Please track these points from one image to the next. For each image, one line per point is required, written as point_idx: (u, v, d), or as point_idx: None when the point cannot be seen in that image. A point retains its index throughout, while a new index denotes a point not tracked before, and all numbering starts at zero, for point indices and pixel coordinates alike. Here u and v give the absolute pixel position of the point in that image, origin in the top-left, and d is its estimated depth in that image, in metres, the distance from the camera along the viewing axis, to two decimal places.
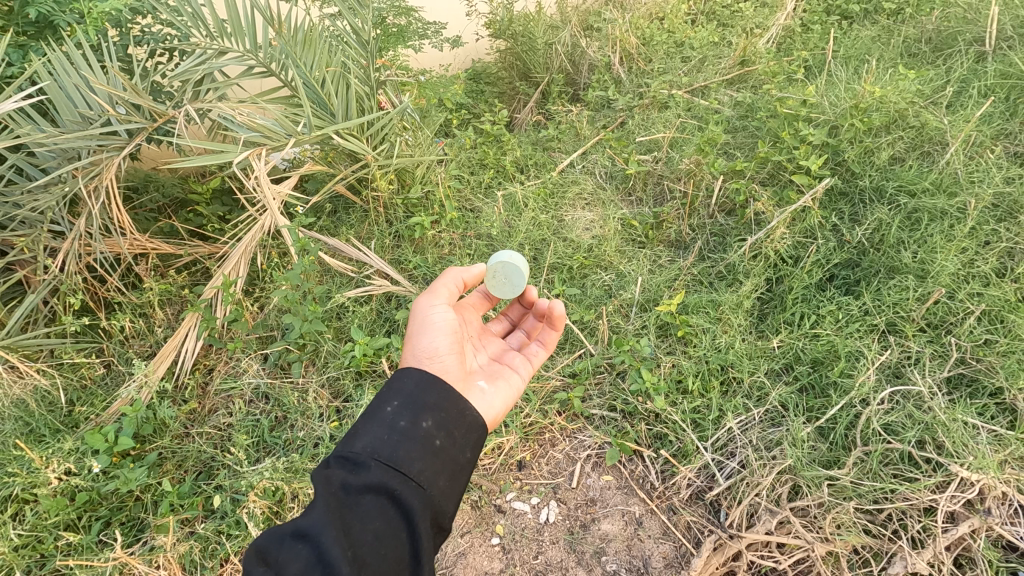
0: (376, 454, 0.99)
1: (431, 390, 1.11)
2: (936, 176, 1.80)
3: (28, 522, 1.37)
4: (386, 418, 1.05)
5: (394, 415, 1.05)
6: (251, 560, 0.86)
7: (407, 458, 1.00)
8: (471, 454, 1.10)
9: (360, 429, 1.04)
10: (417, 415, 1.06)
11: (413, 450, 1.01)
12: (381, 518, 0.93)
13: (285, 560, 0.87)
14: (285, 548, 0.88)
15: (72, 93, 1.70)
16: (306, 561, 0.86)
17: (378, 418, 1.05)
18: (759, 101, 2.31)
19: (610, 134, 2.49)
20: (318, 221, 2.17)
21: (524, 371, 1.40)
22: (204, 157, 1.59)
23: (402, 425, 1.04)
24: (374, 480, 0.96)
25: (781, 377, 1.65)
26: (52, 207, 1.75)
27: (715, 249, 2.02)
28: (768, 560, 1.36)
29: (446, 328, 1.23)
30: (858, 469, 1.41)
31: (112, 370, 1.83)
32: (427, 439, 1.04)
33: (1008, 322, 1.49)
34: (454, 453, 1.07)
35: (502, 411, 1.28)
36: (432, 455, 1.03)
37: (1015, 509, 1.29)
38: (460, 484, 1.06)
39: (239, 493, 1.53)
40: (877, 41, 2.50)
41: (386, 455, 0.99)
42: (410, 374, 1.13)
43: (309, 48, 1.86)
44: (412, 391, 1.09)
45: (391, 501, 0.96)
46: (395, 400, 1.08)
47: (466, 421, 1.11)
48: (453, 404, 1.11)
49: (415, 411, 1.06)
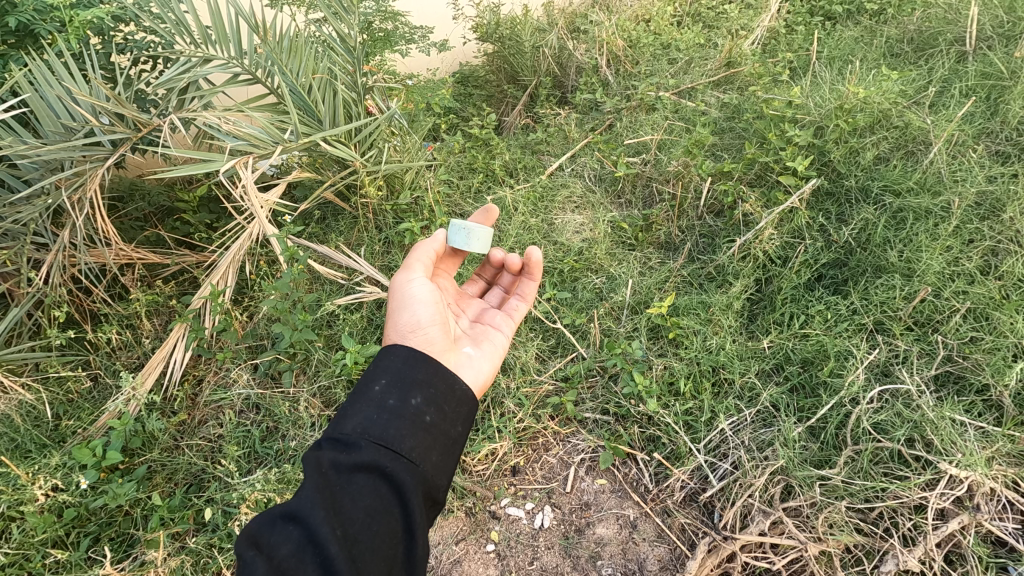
0: (366, 433, 0.97)
1: (420, 366, 1.09)
2: (919, 176, 1.82)
3: (13, 540, 1.33)
4: (375, 397, 1.02)
5: (382, 394, 1.03)
6: (242, 545, 0.85)
7: (398, 436, 0.98)
8: (463, 428, 1.08)
9: (349, 409, 1.02)
10: (406, 393, 1.04)
11: (404, 428, 0.99)
12: (371, 494, 0.92)
13: (277, 542, 0.85)
14: (276, 530, 0.86)
15: (55, 104, 1.67)
16: (296, 543, 0.85)
17: (367, 398, 1.03)
18: (745, 103, 2.33)
19: (599, 137, 2.50)
20: (307, 228, 2.16)
21: (507, 330, 1.45)
22: (190, 167, 1.58)
23: (391, 404, 1.02)
24: (364, 459, 0.94)
25: (772, 377, 1.66)
26: (36, 218, 1.72)
27: (705, 250, 2.04)
28: (762, 560, 1.36)
29: (427, 295, 1.25)
30: (849, 468, 1.41)
31: (99, 382, 1.81)
32: (418, 416, 1.02)
33: (993, 320, 1.51)
34: (446, 428, 1.05)
35: (491, 374, 1.30)
36: (423, 432, 1.01)
37: (1004, 505, 1.31)
38: (454, 459, 1.04)
39: (231, 505, 1.51)
40: (860, 41, 2.53)
41: (377, 434, 0.97)
42: (397, 352, 1.11)
43: (294, 55, 1.87)
44: (399, 369, 1.07)
45: (383, 479, 0.94)
46: (383, 378, 1.06)
47: (456, 396, 1.09)
48: (441, 380, 1.09)
49: (405, 389, 1.04)
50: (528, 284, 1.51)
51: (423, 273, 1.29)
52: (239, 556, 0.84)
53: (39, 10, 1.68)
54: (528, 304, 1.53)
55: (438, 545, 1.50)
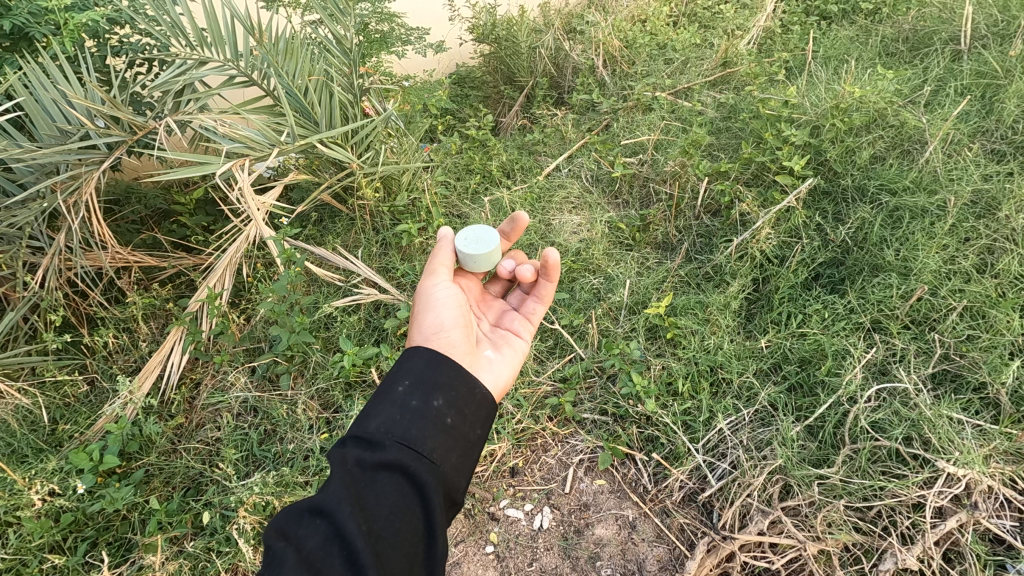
0: (390, 433, 0.97)
1: (441, 368, 1.09)
2: (915, 175, 1.83)
3: (10, 546, 1.33)
4: (398, 397, 1.02)
5: (406, 395, 1.03)
6: (269, 537, 0.85)
7: (420, 436, 0.98)
8: (482, 430, 1.08)
9: (373, 409, 1.02)
10: (428, 394, 1.04)
11: (426, 428, 0.99)
12: (395, 493, 0.92)
13: (303, 535, 0.85)
14: (303, 523, 0.86)
15: (50, 107, 1.66)
16: (322, 536, 0.85)
17: (390, 398, 1.03)
18: (741, 103, 2.34)
19: (595, 138, 2.50)
20: (304, 230, 2.16)
21: (526, 335, 1.45)
22: (186, 169, 1.57)
23: (414, 405, 1.02)
24: (389, 458, 0.94)
25: (770, 377, 1.66)
26: (31, 222, 1.71)
27: (702, 250, 2.04)
28: (761, 560, 1.36)
29: (449, 299, 1.27)
30: (847, 467, 1.42)
31: (95, 386, 1.80)
32: (439, 418, 1.01)
33: (989, 317, 1.51)
34: (466, 430, 1.04)
35: (511, 379, 1.30)
36: (444, 433, 1.00)
37: (1001, 502, 1.31)
38: (473, 461, 1.04)
39: (229, 509, 1.51)
40: (855, 41, 2.54)
41: (400, 434, 0.97)
42: (419, 353, 1.11)
43: (291, 57, 1.85)
44: (422, 371, 1.07)
45: (406, 478, 0.93)
46: (406, 379, 1.06)
47: (476, 398, 1.09)
48: (463, 382, 1.08)
49: (427, 390, 1.04)
50: (546, 285, 1.47)
51: (446, 276, 1.32)
52: (268, 547, 0.84)
53: (32, 13, 1.65)
54: (546, 306, 1.51)
55: None
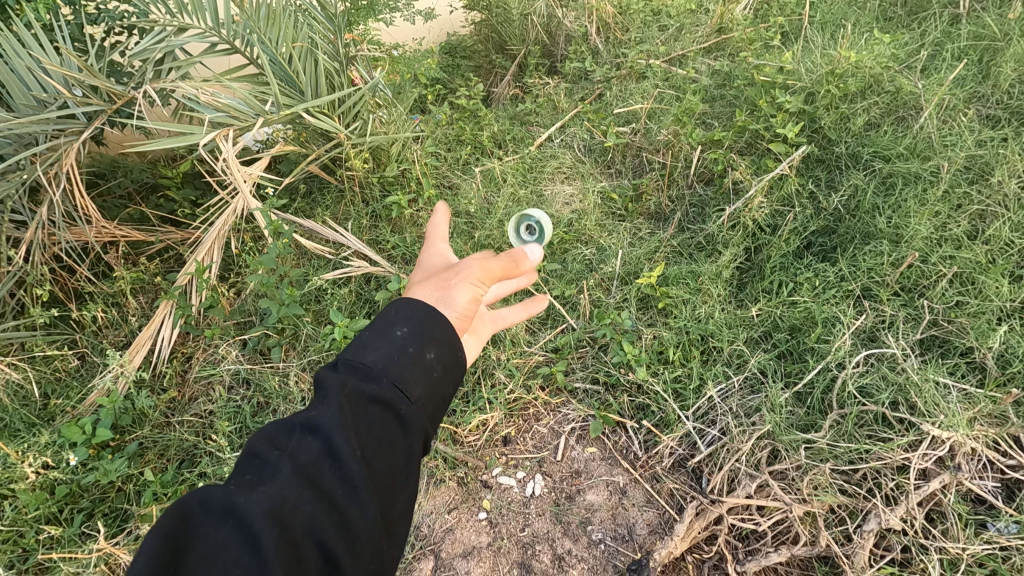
0: (388, 370, 0.94)
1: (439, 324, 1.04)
2: (909, 141, 1.81)
3: (7, 518, 1.34)
4: (398, 340, 0.98)
5: (405, 338, 0.99)
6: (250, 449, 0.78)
7: (415, 381, 0.95)
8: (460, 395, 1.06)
9: (369, 344, 0.97)
10: (425, 343, 1.00)
11: (420, 375, 0.96)
12: (385, 430, 0.88)
13: (292, 451, 0.80)
14: (292, 439, 0.82)
15: (25, 76, 1.62)
16: (312, 455, 0.80)
17: (389, 338, 0.99)
18: (737, 69, 2.29)
19: (588, 107, 2.45)
20: (293, 203, 2.13)
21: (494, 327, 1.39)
22: (170, 140, 1.55)
23: (413, 350, 0.98)
24: (385, 394, 0.90)
25: (760, 345, 1.67)
26: (12, 194, 1.66)
27: (694, 220, 2.03)
28: (748, 522, 1.39)
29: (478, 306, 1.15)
30: (834, 431, 1.44)
31: (86, 361, 1.80)
32: (434, 369, 0.99)
33: (978, 284, 1.52)
34: (449, 389, 1.02)
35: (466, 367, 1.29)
36: (434, 384, 0.98)
37: (983, 464, 1.33)
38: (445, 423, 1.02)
39: (223, 480, 1.52)
40: (854, 4, 2.47)
41: (398, 373, 0.93)
42: (417, 303, 1.06)
43: (273, 24, 1.77)
44: (421, 318, 1.03)
45: (396, 417, 0.90)
46: (404, 325, 1.02)
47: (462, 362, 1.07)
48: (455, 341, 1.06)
49: (425, 340, 1.00)
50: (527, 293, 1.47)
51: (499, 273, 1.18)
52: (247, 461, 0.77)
53: None
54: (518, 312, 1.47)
55: (430, 513, 1.53)
